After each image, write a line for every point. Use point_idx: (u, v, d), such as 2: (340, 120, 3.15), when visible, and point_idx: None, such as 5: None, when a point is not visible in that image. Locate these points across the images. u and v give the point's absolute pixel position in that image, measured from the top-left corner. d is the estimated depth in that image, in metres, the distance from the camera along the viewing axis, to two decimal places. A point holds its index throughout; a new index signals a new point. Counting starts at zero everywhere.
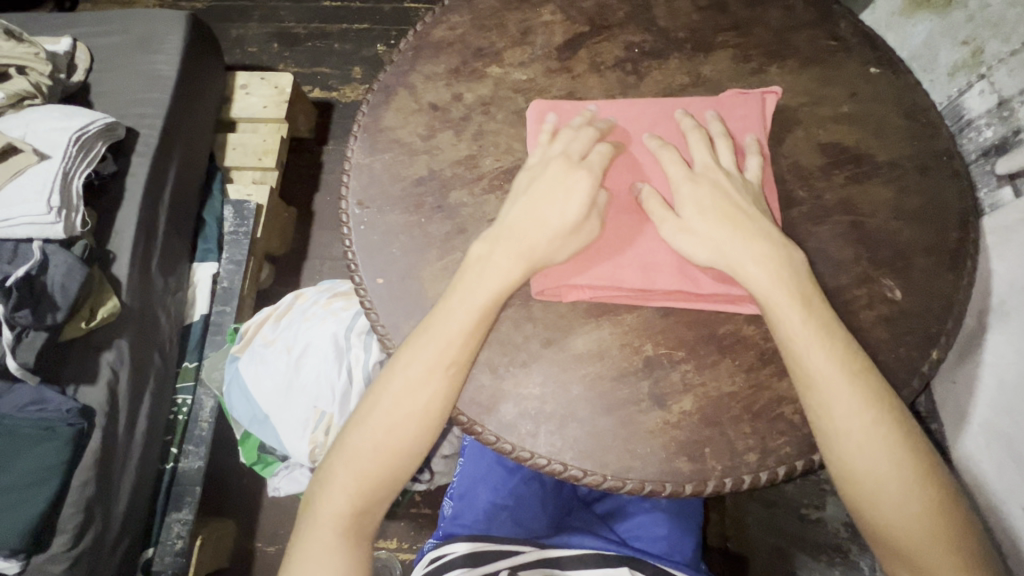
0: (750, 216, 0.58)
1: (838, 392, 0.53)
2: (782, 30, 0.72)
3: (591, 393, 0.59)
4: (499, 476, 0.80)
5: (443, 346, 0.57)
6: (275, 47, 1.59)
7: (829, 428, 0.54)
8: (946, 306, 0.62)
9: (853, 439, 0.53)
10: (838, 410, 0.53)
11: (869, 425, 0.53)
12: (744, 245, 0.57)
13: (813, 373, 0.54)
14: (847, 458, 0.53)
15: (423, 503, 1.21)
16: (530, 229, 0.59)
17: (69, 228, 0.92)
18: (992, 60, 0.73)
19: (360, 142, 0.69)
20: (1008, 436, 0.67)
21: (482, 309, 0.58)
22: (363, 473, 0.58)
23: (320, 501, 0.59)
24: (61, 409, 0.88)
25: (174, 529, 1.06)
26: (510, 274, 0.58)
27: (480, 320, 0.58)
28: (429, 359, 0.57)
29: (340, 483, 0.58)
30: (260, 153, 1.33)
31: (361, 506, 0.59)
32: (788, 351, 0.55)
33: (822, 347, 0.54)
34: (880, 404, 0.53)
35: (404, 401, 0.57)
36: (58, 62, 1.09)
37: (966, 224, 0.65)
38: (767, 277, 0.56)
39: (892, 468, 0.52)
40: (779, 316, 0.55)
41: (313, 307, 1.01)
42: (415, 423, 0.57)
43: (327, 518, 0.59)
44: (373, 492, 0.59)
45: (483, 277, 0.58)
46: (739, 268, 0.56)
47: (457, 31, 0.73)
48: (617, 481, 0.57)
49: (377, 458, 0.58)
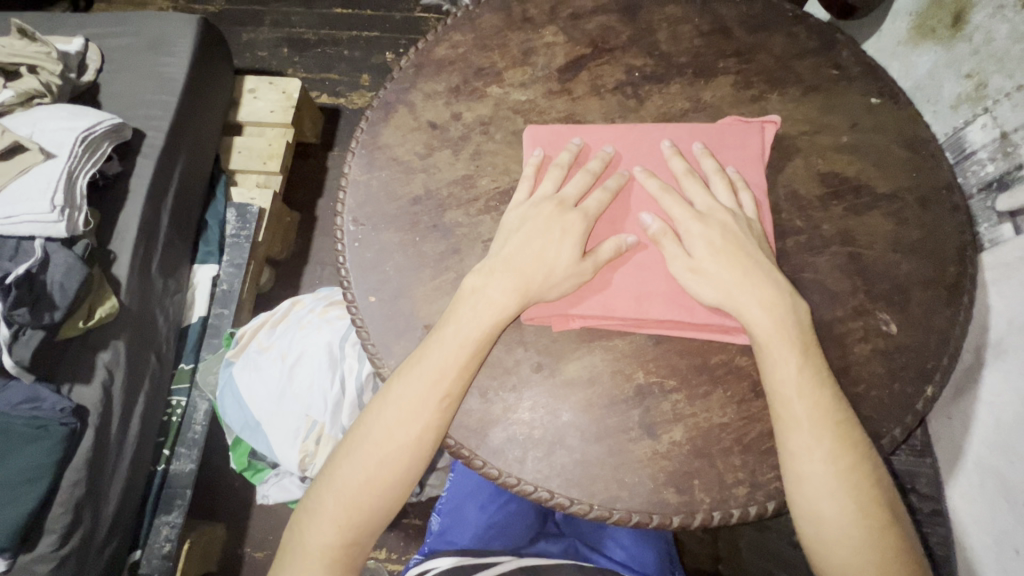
0: (743, 242, 0.59)
1: (815, 447, 0.52)
2: (784, 58, 0.72)
3: (581, 420, 0.59)
4: (488, 494, 0.79)
5: (433, 376, 0.57)
6: (285, 52, 1.61)
7: (802, 486, 0.53)
8: (942, 341, 0.61)
9: (827, 502, 0.52)
10: (811, 470, 0.52)
11: (842, 490, 0.52)
12: (755, 286, 0.56)
13: (806, 415, 0.53)
14: (813, 519, 0.52)
15: (414, 515, 1.20)
16: (522, 254, 0.59)
17: (71, 228, 0.93)
18: (995, 95, 0.73)
19: (358, 158, 0.70)
20: (1002, 474, 0.66)
21: (478, 339, 0.57)
22: (349, 502, 0.57)
23: (306, 533, 0.58)
24: (55, 409, 0.88)
25: (162, 532, 1.05)
26: (504, 306, 0.58)
27: (477, 352, 0.58)
28: (418, 388, 0.57)
29: (328, 514, 0.58)
30: (264, 157, 1.33)
31: (351, 537, 0.58)
32: (777, 397, 0.55)
33: (809, 393, 0.54)
34: (857, 469, 0.52)
35: (390, 427, 0.57)
36: (69, 62, 1.10)
37: (964, 258, 0.64)
38: (757, 304, 0.56)
39: (862, 537, 0.51)
40: (786, 352, 0.55)
41: (308, 315, 1.01)
42: (402, 448, 0.57)
43: (313, 551, 0.57)
44: (360, 522, 0.58)
45: (474, 306, 0.58)
46: (754, 297, 0.56)
47: (459, 50, 0.73)
48: (604, 511, 0.57)
49: (366, 486, 0.57)
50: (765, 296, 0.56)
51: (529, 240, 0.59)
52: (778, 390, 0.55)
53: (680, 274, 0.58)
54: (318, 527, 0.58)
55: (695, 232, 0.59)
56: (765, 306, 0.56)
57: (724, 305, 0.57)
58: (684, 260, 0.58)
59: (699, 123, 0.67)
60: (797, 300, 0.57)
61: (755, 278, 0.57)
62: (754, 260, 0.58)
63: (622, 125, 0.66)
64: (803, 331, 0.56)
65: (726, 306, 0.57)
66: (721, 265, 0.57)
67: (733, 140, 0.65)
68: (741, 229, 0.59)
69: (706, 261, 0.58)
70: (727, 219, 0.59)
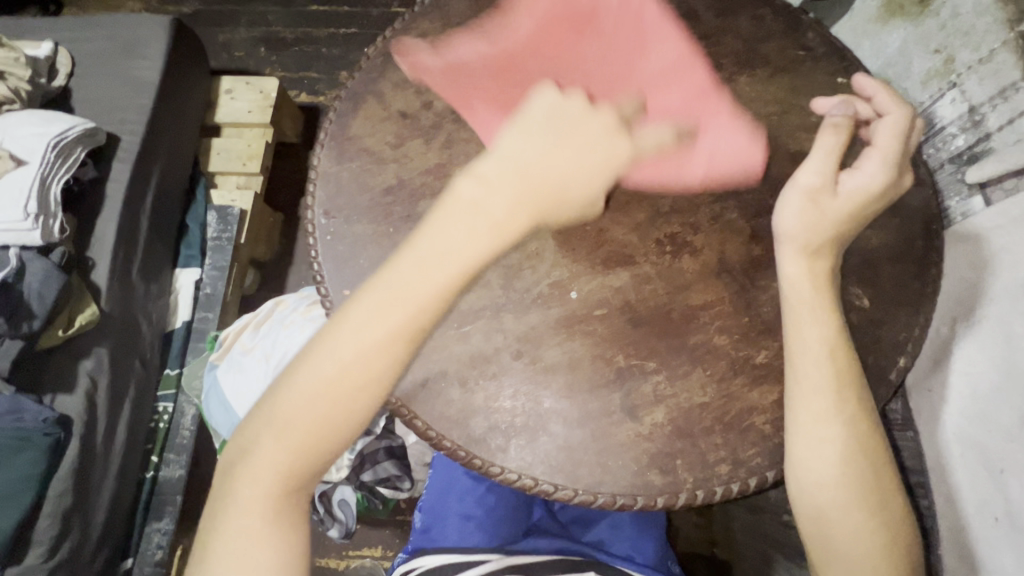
0: (865, 207, 0.57)
1: (835, 408, 0.53)
2: (752, 38, 0.72)
3: (562, 405, 0.59)
4: (466, 487, 0.79)
5: (402, 296, 0.51)
6: (261, 51, 1.59)
7: (820, 453, 0.52)
8: (915, 313, 0.62)
9: (842, 470, 0.52)
10: (830, 433, 0.52)
11: (857, 453, 0.52)
12: (832, 249, 0.56)
13: (834, 381, 0.53)
14: (827, 484, 0.52)
15: (407, 511, 1.20)
16: (543, 198, 0.54)
17: (47, 235, 0.91)
18: (962, 68, 0.74)
19: (329, 151, 0.69)
20: (980, 444, 0.65)
21: (447, 258, 0.51)
22: (304, 436, 0.50)
23: (236, 487, 0.50)
24: (37, 418, 0.86)
25: (154, 539, 1.04)
26: (485, 224, 0.52)
27: (441, 272, 0.51)
28: (393, 303, 0.50)
29: (272, 454, 0.50)
30: (243, 158, 1.32)
31: (293, 483, 0.50)
32: (804, 358, 0.54)
33: (836, 355, 0.54)
34: (870, 436, 0.53)
35: (368, 341, 0.50)
36: (38, 66, 1.08)
37: (932, 231, 0.65)
38: (803, 257, 0.56)
39: (873, 498, 0.52)
40: (819, 312, 0.55)
41: (291, 314, 1.00)
42: (364, 390, 0.50)
43: (241, 510, 0.49)
44: (305, 474, 0.51)
45: (458, 219, 0.52)
46: (826, 257, 0.56)
47: (428, 39, 0.72)
48: (588, 495, 0.57)
49: (312, 428, 0.50)
50: (823, 257, 0.56)
51: (536, 171, 0.54)
52: (806, 352, 0.54)
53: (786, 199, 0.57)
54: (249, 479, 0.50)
55: (838, 175, 0.57)
56: (797, 257, 0.56)
57: (795, 240, 0.56)
58: (800, 190, 0.57)
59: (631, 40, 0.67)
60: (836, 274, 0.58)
61: (842, 238, 0.56)
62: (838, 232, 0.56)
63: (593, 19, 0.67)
64: (830, 294, 0.56)
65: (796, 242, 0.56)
66: (820, 215, 0.56)
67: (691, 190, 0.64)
68: (871, 191, 0.57)
69: (815, 205, 0.56)
70: (881, 180, 0.57)
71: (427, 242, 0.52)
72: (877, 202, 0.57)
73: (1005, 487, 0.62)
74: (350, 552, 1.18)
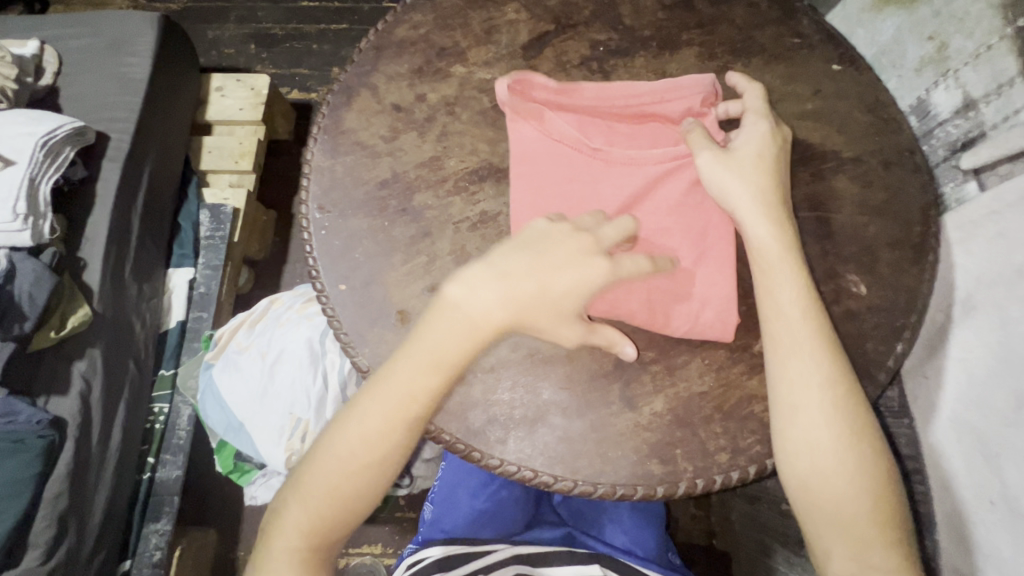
0: (771, 155, 0.59)
1: (807, 369, 0.53)
2: (747, 27, 0.72)
3: (561, 396, 0.59)
4: (478, 482, 0.78)
5: (402, 395, 0.54)
6: (252, 48, 1.57)
7: (795, 417, 0.53)
8: (912, 299, 0.62)
9: (822, 431, 0.52)
10: (806, 398, 0.53)
11: (837, 417, 0.52)
12: (769, 207, 0.57)
13: (805, 338, 0.54)
14: (809, 448, 0.52)
15: (407, 508, 1.20)
16: (526, 313, 0.53)
17: (37, 236, 0.90)
18: (956, 55, 0.74)
19: (322, 145, 0.68)
20: (976, 428, 0.66)
21: (438, 364, 0.53)
22: (322, 511, 0.55)
23: (271, 545, 0.56)
24: (30, 421, 0.85)
25: (151, 541, 1.04)
26: (468, 329, 0.53)
27: (438, 371, 0.54)
28: (393, 402, 0.54)
29: (295, 518, 0.56)
30: (235, 155, 1.31)
31: (317, 541, 0.56)
32: (778, 319, 0.55)
33: (808, 315, 0.54)
34: (852, 398, 0.53)
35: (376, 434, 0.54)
36: (25, 65, 1.06)
37: (928, 218, 0.65)
38: (763, 228, 0.56)
39: (855, 463, 0.52)
40: (783, 268, 0.55)
41: (287, 312, 0.99)
42: (375, 466, 0.55)
43: (275, 563, 0.55)
44: (328, 533, 0.56)
45: (446, 329, 0.53)
46: (760, 215, 0.56)
47: (420, 30, 0.71)
48: (588, 486, 0.57)
49: (334, 498, 0.55)
50: (767, 215, 0.56)
51: (545, 286, 0.52)
52: (775, 311, 0.55)
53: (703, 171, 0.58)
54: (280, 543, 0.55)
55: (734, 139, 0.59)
56: (764, 221, 0.56)
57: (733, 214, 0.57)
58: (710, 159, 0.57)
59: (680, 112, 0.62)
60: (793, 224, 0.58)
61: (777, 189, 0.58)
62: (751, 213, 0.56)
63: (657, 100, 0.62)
64: (797, 251, 0.57)
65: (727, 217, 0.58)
66: (733, 177, 0.57)
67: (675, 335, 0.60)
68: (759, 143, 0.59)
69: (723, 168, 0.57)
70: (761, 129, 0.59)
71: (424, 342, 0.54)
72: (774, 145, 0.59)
73: (1001, 471, 0.62)
74: (350, 550, 1.18)
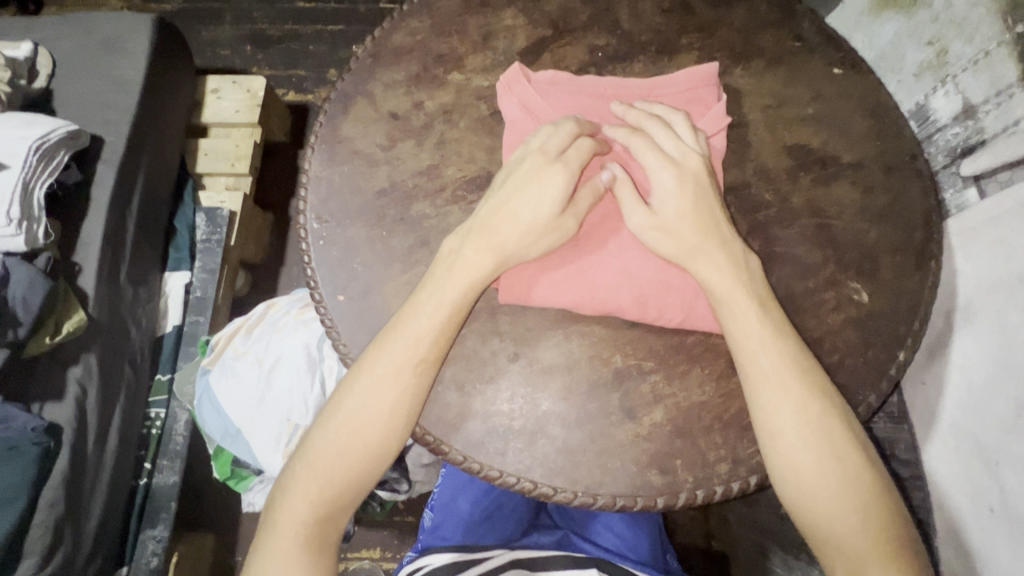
0: (710, 205, 0.57)
1: (785, 401, 0.53)
2: (746, 31, 0.71)
3: (561, 407, 0.58)
4: (477, 488, 0.77)
5: (411, 343, 0.56)
6: (247, 50, 1.56)
7: (777, 441, 0.53)
8: (913, 307, 0.62)
9: (801, 452, 0.52)
10: (785, 424, 0.53)
11: (814, 436, 0.52)
12: (715, 252, 0.56)
13: (773, 364, 0.54)
14: (796, 469, 0.52)
15: (405, 512, 1.20)
16: (484, 237, 0.57)
17: (30, 240, 0.88)
18: (956, 60, 0.74)
19: (319, 153, 0.67)
20: (976, 436, 0.66)
21: (453, 307, 0.56)
22: (322, 490, 0.56)
23: (277, 524, 0.57)
24: (25, 427, 0.83)
25: (148, 547, 1.03)
26: (481, 266, 0.57)
27: (455, 317, 0.57)
28: (396, 351, 0.56)
29: (302, 487, 0.57)
30: (231, 158, 1.30)
31: (325, 512, 0.57)
32: (742, 351, 0.55)
33: (771, 346, 0.54)
34: (827, 415, 0.53)
35: (384, 386, 0.55)
36: (17, 67, 1.03)
37: (930, 224, 0.65)
38: (714, 267, 0.56)
39: (848, 501, 0.52)
40: (746, 303, 0.55)
41: (284, 318, 0.99)
42: (377, 419, 0.56)
43: (280, 541, 0.56)
44: (333, 507, 0.57)
45: (457, 270, 0.57)
46: (710, 260, 0.56)
47: (417, 37, 0.71)
48: (588, 497, 0.56)
49: (337, 462, 0.56)
50: (721, 259, 0.56)
51: (494, 224, 0.57)
52: (742, 343, 0.55)
53: (640, 228, 0.57)
54: (274, 547, 0.56)
55: (663, 181, 0.57)
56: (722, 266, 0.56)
57: (680, 260, 0.56)
58: (645, 216, 0.57)
59: (665, 93, 0.65)
60: (750, 256, 0.57)
61: (715, 242, 0.56)
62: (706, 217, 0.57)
63: (643, 85, 0.65)
64: (761, 292, 0.56)
65: (682, 261, 0.56)
66: (678, 230, 0.56)
67: (668, 326, 0.60)
68: (698, 187, 0.57)
69: (663, 222, 0.56)
70: (701, 168, 0.58)
71: (417, 297, 0.57)
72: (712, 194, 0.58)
73: (999, 477, 0.63)
74: (348, 554, 1.18)
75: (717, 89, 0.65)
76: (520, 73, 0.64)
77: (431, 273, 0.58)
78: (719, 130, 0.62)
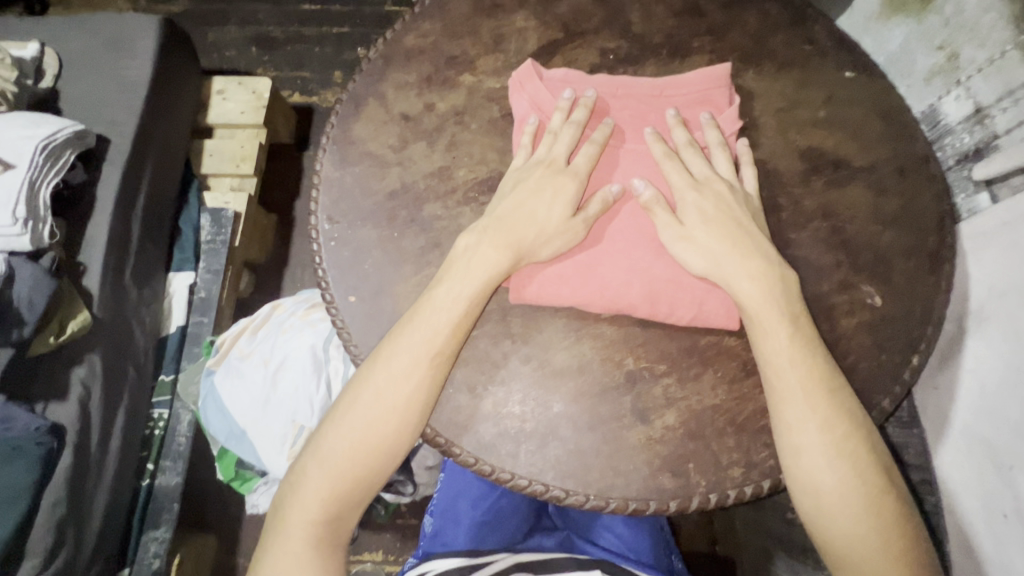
0: (734, 213, 0.58)
1: (811, 419, 0.52)
2: (758, 34, 0.71)
3: (573, 410, 0.58)
4: (479, 491, 0.77)
5: (429, 337, 0.56)
6: (253, 51, 1.56)
7: (799, 457, 0.53)
8: (925, 311, 0.62)
9: (824, 472, 0.52)
10: (808, 441, 0.52)
11: (839, 458, 0.52)
12: (741, 261, 0.56)
13: (800, 379, 0.53)
14: (818, 488, 0.52)
15: (409, 515, 1.19)
16: (511, 237, 0.58)
17: (36, 240, 0.88)
18: (967, 65, 0.74)
19: (330, 154, 0.67)
20: (988, 441, 0.65)
21: (474, 294, 0.56)
22: (337, 487, 0.56)
23: (288, 523, 0.56)
24: (29, 427, 0.82)
25: (150, 549, 1.02)
26: (498, 261, 0.57)
27: (469, 314, 0.57)
28: (416, 349, 0.55)
29: (315, 487, 0.56)
30: (237, 159, 1.30)
31: (335, 512, 0.56)
32: (770, 365, 0.55)
33: (799, 361, 0.54)
34: (852, 435, 0.53)
35: (403, 382, 0.55)
36: (24, 67, 1.05)
37: (942, 228, 0.64)
38: (745, 277, 0.56)
39: (861, 503, 0.51)
40: (776, 319, 0.55)
41: (289, 318, 0.99)
42: (394, 420, 0.55)
43: (290, 538, 0.56)
44: (342, 509, 0.57)
45: (474, 262, 0.57)
46: (739, 270, 0.56)
47: (429, 38, 0.71)
48: (600, 501, 0.56)
49: (351, 462, 0.56)
50: (750, 268, 0.56)
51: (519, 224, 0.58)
52: (771, 356, 0.55)
53: (670, 241, 0.57)
54: (283, 548, 0.56)
55: (688, 199, 0.59)
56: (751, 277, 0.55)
57: (709, 274, 0.57)
58: (675, 228, 0.57)
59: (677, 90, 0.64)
60: (785, 269, 0.57)
61: (741, 250, 0.57)
62: (733, 220, 0.58)
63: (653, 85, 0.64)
64: (786, 299, 0.56)
65: (711, 275, 0.57)
66: (704, 240, 0.57)
67: (678, 323, 0.60)
68: (720, 203, 0.59)
69: (692, 234, 0.57)
70: (724, 189, 0.60)
71: (439, 299, 0.57)
72: (737, 203, 0.59)
73: (1012, 483, 0.62)
74: (352, 557, 1.17)
75: (729, 87, 0.64)
76: (533, 69, 0.64)
77: (450, 273, 0.58)
78: (731, 134, 0.63)
